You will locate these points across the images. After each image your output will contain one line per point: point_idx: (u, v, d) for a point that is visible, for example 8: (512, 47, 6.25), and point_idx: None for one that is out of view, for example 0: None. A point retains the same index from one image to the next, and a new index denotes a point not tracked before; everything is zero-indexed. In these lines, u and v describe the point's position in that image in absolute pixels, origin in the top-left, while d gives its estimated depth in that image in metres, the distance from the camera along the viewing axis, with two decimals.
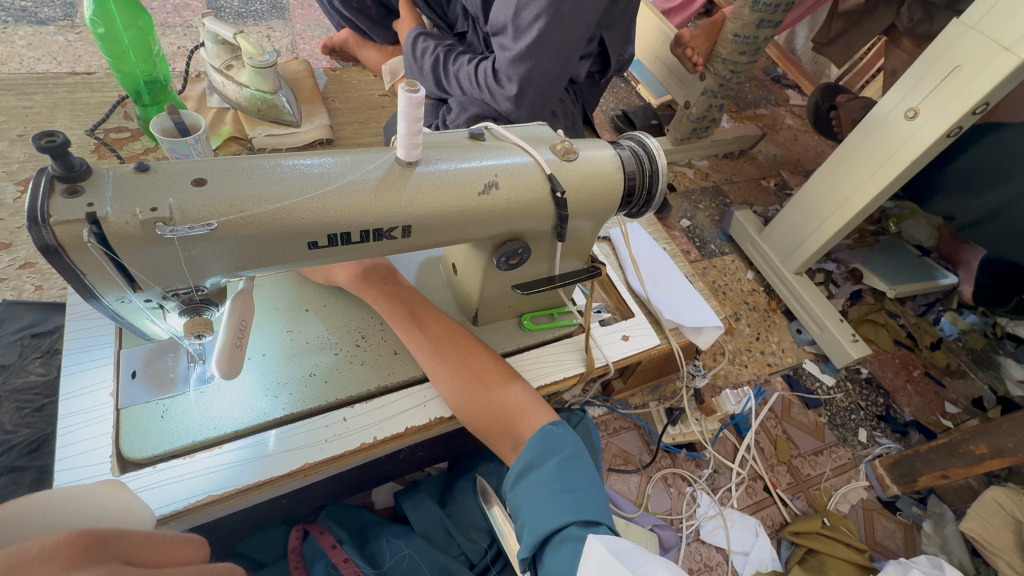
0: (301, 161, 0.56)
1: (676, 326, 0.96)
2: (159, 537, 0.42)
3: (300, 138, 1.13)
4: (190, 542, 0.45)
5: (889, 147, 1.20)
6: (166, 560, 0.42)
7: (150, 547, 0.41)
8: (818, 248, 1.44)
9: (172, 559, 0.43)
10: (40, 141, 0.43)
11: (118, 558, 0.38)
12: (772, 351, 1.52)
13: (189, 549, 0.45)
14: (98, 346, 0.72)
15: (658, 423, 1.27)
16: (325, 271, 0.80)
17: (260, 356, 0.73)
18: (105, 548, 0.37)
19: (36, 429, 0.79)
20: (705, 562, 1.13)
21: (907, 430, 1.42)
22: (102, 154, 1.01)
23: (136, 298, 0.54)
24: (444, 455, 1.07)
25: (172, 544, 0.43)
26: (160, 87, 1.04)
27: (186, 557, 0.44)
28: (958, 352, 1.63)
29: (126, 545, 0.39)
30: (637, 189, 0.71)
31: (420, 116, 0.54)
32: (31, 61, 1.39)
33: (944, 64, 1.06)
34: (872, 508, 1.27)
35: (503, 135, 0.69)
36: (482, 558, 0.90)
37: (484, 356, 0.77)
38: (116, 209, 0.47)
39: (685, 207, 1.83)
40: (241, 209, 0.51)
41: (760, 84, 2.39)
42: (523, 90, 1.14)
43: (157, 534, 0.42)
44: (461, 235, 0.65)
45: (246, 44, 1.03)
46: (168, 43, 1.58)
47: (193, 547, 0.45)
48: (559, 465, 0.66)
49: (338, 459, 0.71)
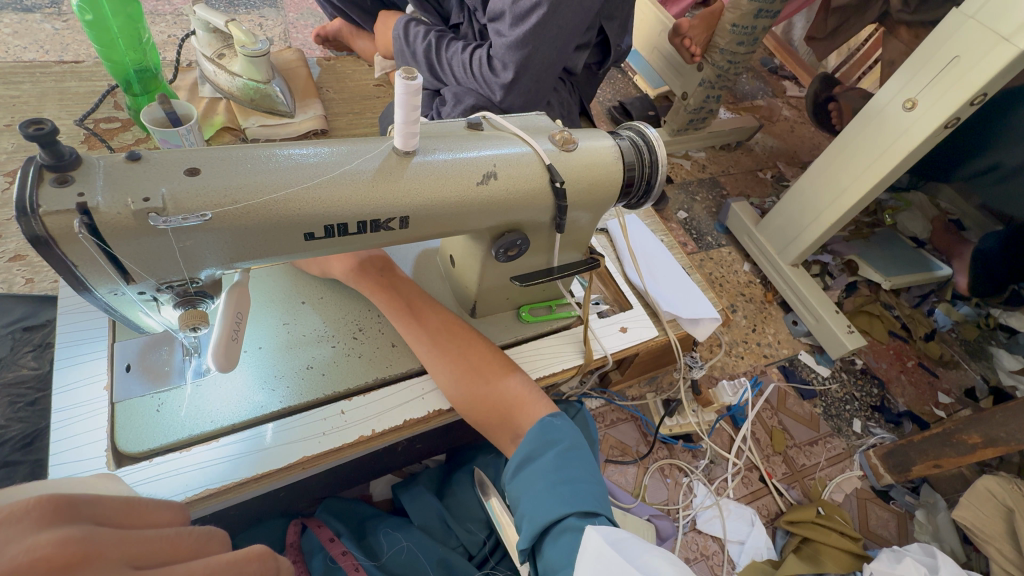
0: (296, 151, 0.55)
1: (673, 318, 0.96)
2: (131, 501, 0.42)
3: (294, 129, 1.11)
4: (168, 507, 0.45)
5: (886, 138, 1.20)
6: (142, 523, 0.43)
7: (125, 510, 0.41)
8: (816, 239, 1.44)
9: (148, 521, 0.43)
10: (28, 129, 0.42)
11: (89, 519, 0.38)
12: (768, 343, 1.52)
13: (165, 513, 0.45)
14: (90, 339, 0.71)
15: (655, 415, 1.27)
16: (321, 263, 0.80)
17: (256, 349, 0.73)
18: (76, 510, 0.38)
19: (29, 423, 0.78)
20: (701, 551, 1.14)
21: (899, 420, 1.43)
22: (92, 144, 0.99)
23: (129, 290, 0.53)
24: (441, 448, 1.07)
25: (146, 509, 0.43)
26: (151, 76, 1.02)
27: (164, 520, 0.44)
28: (952, 343, 1.63)
29: (98, 508, 0.39)
30: (637, 180, 0.71)
31: (417, 105, 0.53)
32: (18, 49, 1.37)
33: (943, 55, 1.06)
34: (866, 497, 1.28)
35: (500, 125, 0.68)
36: (480, 549, 0.91)
37: (481, 348, 0.77)
38: (108, 200, 0.46)
39: (682, 199, 1.83)
40: (235, 198, 0.50)
41: (758, 76, 2.38)
42: (518, 76, 1.13)
43: (129, 499, 0.43)
44: (458, 226, 0.64)
45: (239, 32, 1.02)
46: (158, 32, 1.55)
47: (171, 511, 0.45)
48: (557, 456, 0.66)
49: (336, 453, 0.70)
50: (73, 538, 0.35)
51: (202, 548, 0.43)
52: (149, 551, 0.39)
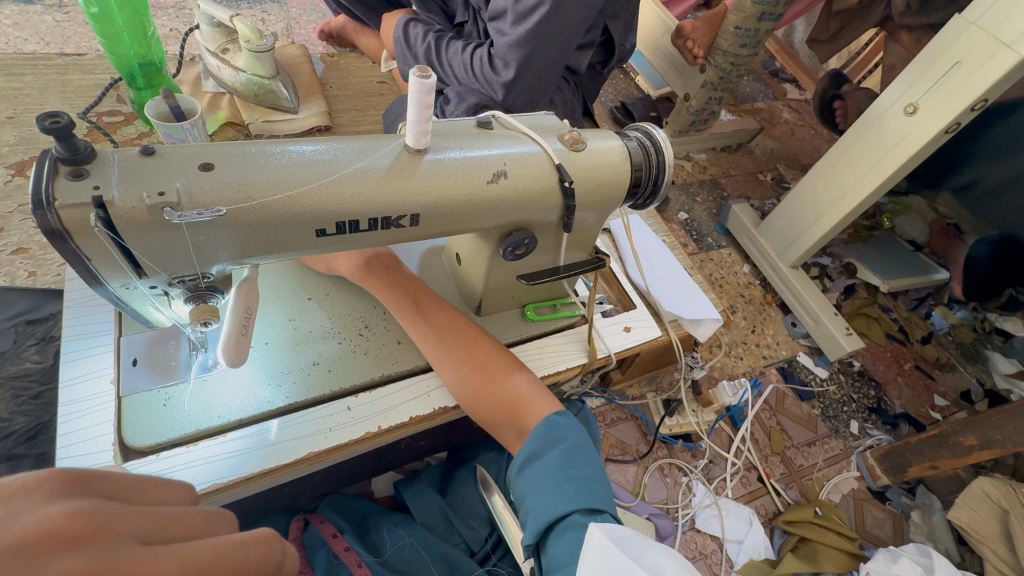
0: (306, 147, 0.55)
1: (675, 318, 0.97)
2: (142, 479, 0.43)
3: (298, 124, 1.11)
4: (177, 487, 0.45)
5: (887, 142, 1.21)
6: (150, 501, 0.43)
7: (134, 487, 0.42)
8: (816, 242, 1.45)
9: (156, 499, 0.43)
10: (44, 121, 0.42)
11: (101, 495, 0.39)
12: (767, 344, 1.53)
13: (176, 494, 0.45)
14: (96, 333, 0.71)
15: (655, 415, 1.28)
16: (327, 260, 0.80)
17: (262, 345, 0.73)
18: (89, 486, 0.38)
19: (33, 417, 0.78)
20: (700, 550, 1.15)
21: (897, 422, 1.44)
22: (95, 137, 0.99)
23: (141, 284, 0.53)
24: (444, 446, 1.07)
25: (156, 486, 0.43)
26: (155, 69, 1.02)
27: (173, 499, 0.44)
28: (948, 346, 1.65)
29: (110, 485, 0.40)
30: (643, 181, 0.71)
31: (430, 103, 0.53)
32: (18, 41, 1.35)
33: (943, 60, 1.07)
34: (863, 497, 1.30)
35: (511, 125, 0.68)
36: (482, 546, 0.91)
37: (488, 346, 0.77)
38: (123, 193, 0.46)
39: (683, 200, 1.84)
40: (248, 194, 0.50)
41: (759, 78, 2.40)
42: (520, 75, 1.12)
43: (142, 476, 0.43)
44: (467, 224, 0.65)
45: (244, 27, 1.01)
46: (160, 25, 1.54)
47: (180, 491, 0.46)
48: (563, 454, 0.67)
49: (342, 448, 0.70)
50: (80, 511, 0.35)
51: (211, 529, 0.43)
52: (156, 529, 0.39)
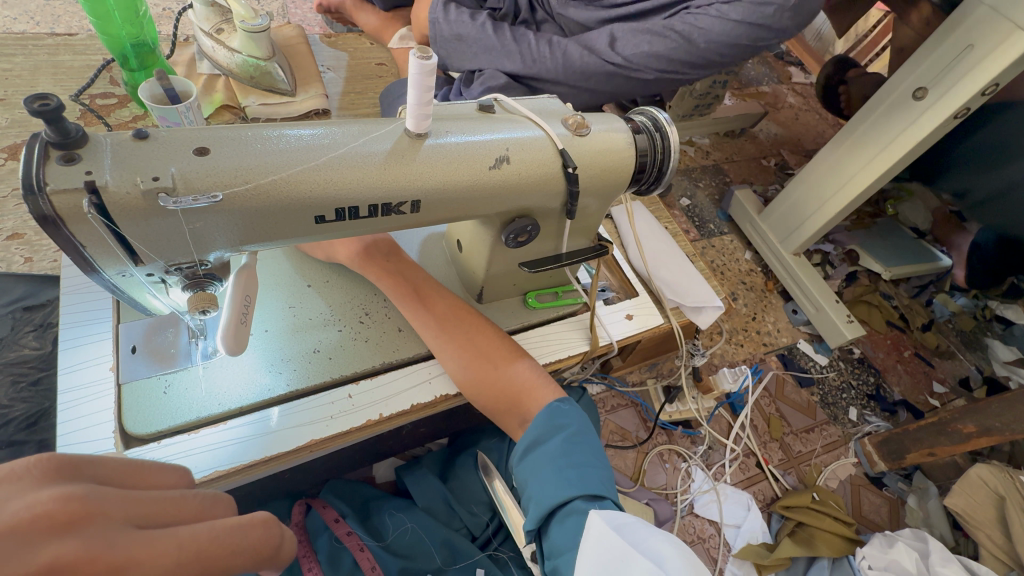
0: (302, 131, 0.54)
1: (676, 305, 0.97)
2: (138, 463, 0.43)
3: (295, 107, 1.08)
4: (173, 471, 0.45)
5: (896, 128, 1.19)
6: (145, 486, 0.42)
7: (131, 474, 0.41)
8: (819, 228, 1.44)
9: (153, 484, 0.43)
10: (33, 104, 0.41)
11: (94, 480, 0.39)
12: (768, 331, 1.53)
13: (170, 480, 0.44)
14: (94, 320, 0.70)
15: (656, 401, 1.29)
16: (326, 248, 0.79)
17: (262, 332, 0.72)
18: (81, 471, 0.38)
19: (33, 404, 0.78)
20: (698, 534, 1.16)
21: (895, 409, 1.45)
22: (88, 120, 0.97)
23: (137, 272, 0.52)
24: (444, 432, 1.07)
25: (151, 471, 0.43)
26: (148, 50, 0.99)
27: (168, 484, 0.44)
28: (948, 334, 1.65)
29: (103, 470, 0.40)
30: (648, 167, 0.70)
31: (431, 85, 0.52)
32: (7, 21, 1.32)
33: (956, 42, 1.04)
34: (860, 483, 1.31)
35: (513, 109, 0.67)
36: (483, 531, 0.92)
37: (489, 333, 0.77)
38: (116, 178, 0.45)
39: (685, 185, 1.82)
40: (244, 178, 0.49)
41: (763, 61, 2.36)
42: (575, 84, 1.17)
43: (136, 461, 0.43)
44: (469, 211, 0.64)
45: (238, 6, 0.99)
46: (152, 5, 1.50)
47: (177, 476, 0.45)
48: (565, 441, 0.66)
49: (344, 436, 0.70)
50: (72, 495, 0.35)
51: (207, 512, 0.42)
52: (151, 513, 0.39)
